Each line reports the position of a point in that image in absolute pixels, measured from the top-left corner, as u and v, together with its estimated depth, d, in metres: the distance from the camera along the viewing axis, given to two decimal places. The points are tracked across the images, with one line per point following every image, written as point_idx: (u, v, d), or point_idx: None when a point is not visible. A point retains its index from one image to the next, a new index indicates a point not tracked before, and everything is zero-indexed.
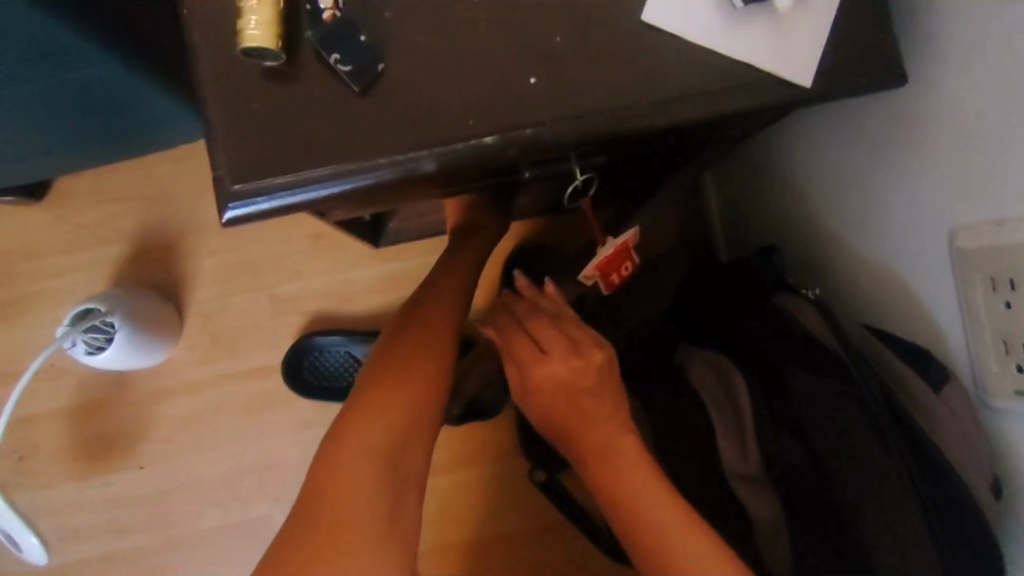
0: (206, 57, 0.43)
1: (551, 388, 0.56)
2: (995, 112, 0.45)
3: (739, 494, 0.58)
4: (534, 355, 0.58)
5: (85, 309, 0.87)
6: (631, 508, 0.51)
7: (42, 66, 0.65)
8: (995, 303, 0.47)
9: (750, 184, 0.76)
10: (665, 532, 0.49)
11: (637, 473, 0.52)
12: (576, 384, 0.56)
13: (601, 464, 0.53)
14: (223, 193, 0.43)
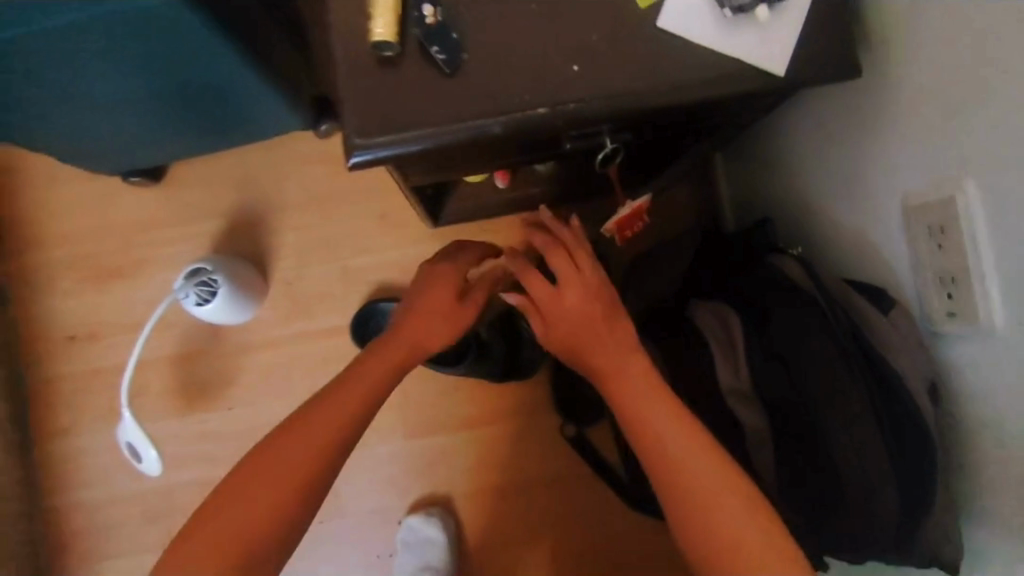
0: (341, 48, 0.59)
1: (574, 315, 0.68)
2: (926, 99, 0.59)
3: (733, 408, 0.71)
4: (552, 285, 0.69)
5: (195, 268, 1.04)
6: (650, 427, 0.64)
7: (192, 65, 0.84)
8: (932, 247, 0.60)
9: (753, 169, 0.90)
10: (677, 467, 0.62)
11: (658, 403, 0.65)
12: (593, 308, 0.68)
13: (625, 386, 0.66)
14: (349, 144, 0.59)
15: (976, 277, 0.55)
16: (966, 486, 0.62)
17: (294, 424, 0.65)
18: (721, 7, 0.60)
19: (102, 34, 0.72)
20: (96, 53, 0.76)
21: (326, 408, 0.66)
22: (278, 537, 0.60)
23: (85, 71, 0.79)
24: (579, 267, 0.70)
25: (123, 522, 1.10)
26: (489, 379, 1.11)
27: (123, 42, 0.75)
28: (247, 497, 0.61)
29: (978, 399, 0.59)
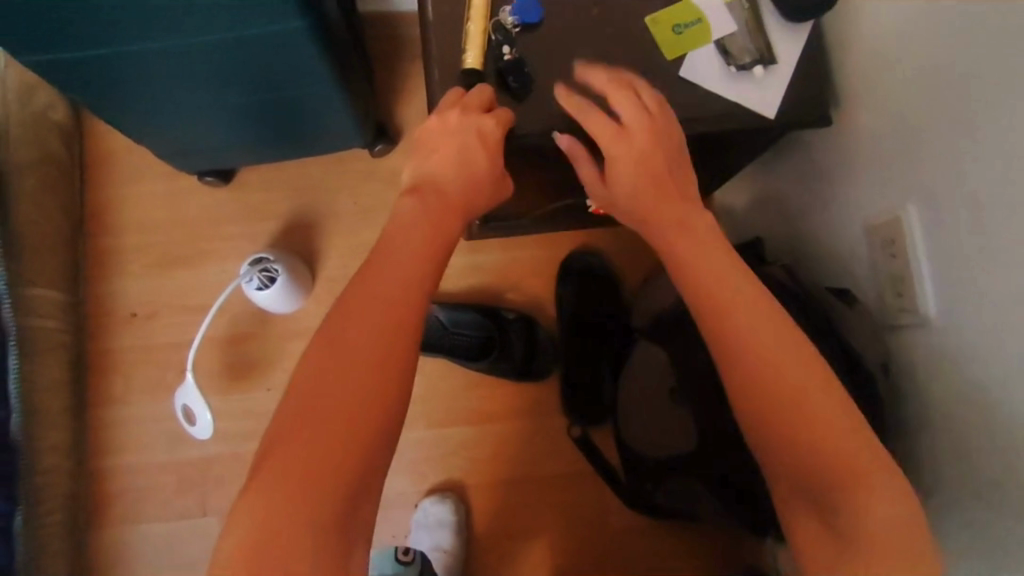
0: (438, 73, 0.77)
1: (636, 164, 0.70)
2: (880, 144, 0.77)
3: None
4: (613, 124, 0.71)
5: (259, 257, 1.19)
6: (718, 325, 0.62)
7: (288, 81, 1.01)
8: (887, 256, 0.78)
9: (746, 201, 1.09)
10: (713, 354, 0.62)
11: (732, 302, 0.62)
12: (665, 127, 0.71)
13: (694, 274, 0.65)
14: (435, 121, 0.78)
15: (917, 278, 0.73)
16: (914, 454, 0.77)
17: (334, 342, 0.57)
18: (729, 65, 0.78)
19: (235, 48, 0.89)
20: (219, 66, 0.93)
21: (382, 275, 0.61)
22: (354, 462, 0.54)
23: (208, 80, 0.96)
24: (641, 98, 0.72)
25: (160, 487, 1.19)
26: (506, 378, 1.26)
27: (243, 58, 0.92)
28: (329, 388, 0.56)
29: (920, 380, 0.75)
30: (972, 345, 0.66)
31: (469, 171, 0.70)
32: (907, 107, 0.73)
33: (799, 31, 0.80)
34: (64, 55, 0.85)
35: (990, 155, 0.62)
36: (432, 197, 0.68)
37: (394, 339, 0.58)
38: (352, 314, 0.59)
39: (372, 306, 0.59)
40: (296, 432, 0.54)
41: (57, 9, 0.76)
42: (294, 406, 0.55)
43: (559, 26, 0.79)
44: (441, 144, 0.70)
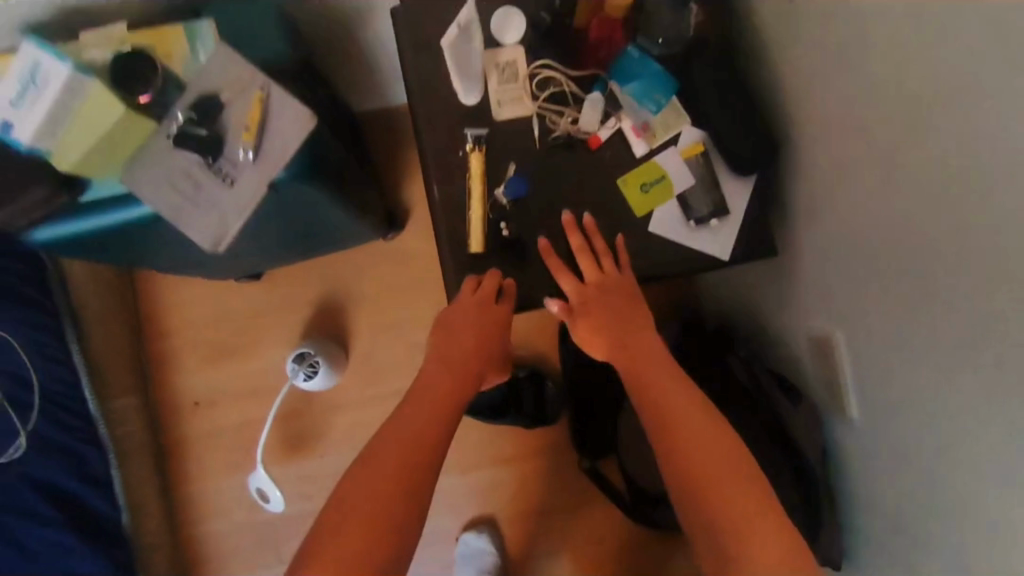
0: (447, 250, 0.93)
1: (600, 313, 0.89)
2: (817, 275, 0.95)
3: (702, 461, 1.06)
4: (577, 280, 0.90)
5: (302, 352, 1.40)
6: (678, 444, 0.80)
7: (319, 229, 1.14)
8: (823, 363, 0.97)
9: (719, 282, 1.27)
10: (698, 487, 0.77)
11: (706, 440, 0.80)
12: (621, 284, 0.90)
13: (664, 399, 0.83)
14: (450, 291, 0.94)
15: (844, 388, 0.93)
16: (853, 511, 0.98)
17: (364, 467, 0.76)
18: (688, 218, 0.94)
19: (281, 225, 1.01)
20: (263, 237, 1.05)
21: (407, 417, 0.80)
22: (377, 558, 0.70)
23: (256, 246, 1.09)
24: (601, 261, 0.91)
25: (243, 547, 1.42)
26: (522, 426, 1.46)
27: (290, 226, 1.05)
28: (365, 495, 0.74)
29: (852, 460, 0.95)
30: (884, 448, 0.87)
31: (480, 336, 0.87)
32: (833, 255, 0.90)
33: (746, 180, 0.95)
34: (134, 257, 0.99)
35: (887, 319, 0.81)
36: (448, 358, 0.85)
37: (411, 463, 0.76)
38: (384, 444, 0.78)
39: (397, 440, 0.78)
40: (336, 530, 0.71)
41: (130, 246, 0.91)
42: (337, 512, 0.73)
43: (545, 197, 0.94)
44: (456, 315, 0.87)
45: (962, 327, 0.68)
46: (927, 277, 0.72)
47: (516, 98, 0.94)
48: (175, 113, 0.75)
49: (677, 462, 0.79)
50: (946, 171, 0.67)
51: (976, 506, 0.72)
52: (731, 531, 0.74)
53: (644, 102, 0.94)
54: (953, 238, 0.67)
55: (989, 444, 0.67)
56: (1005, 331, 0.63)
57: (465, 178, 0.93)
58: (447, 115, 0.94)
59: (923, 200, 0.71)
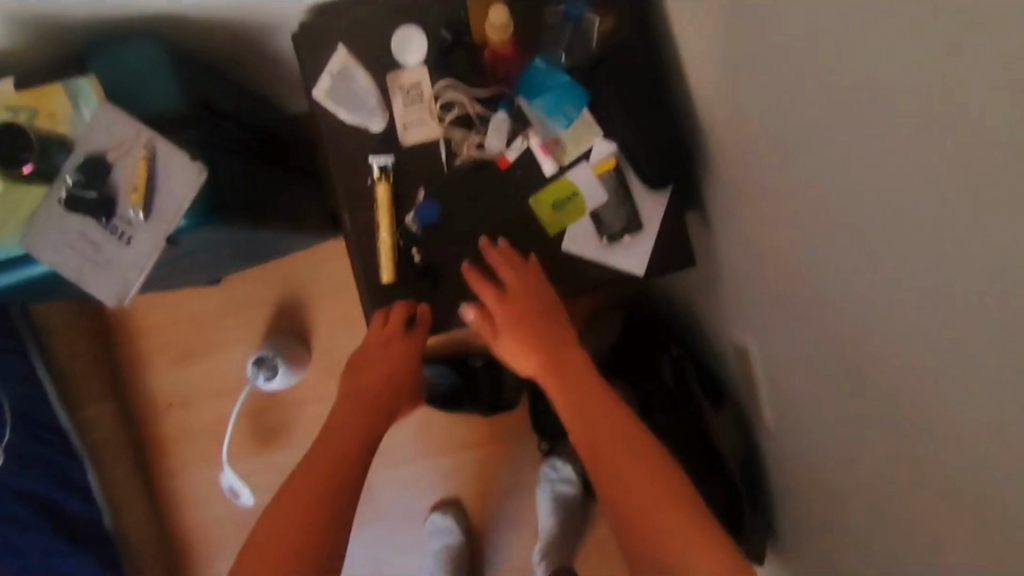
0: (362, 278, 0.94)
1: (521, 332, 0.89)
2: (735, 286, 0.96)
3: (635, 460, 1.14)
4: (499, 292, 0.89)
5: (260, 357, 1.44)
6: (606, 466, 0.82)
7: (257, 250, 1.16)
8: (744, 370, 1.00)
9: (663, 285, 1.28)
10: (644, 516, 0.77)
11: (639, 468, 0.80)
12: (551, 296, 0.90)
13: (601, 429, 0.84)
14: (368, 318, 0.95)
15: (761, 396, 0.96)
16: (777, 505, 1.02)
17: (284, 497, 0.81)
18: (602, 236, 0.94)
19: (216, 258, 1.06)
20: (199, 269, 1.08)
21: (324, 449, 0.85)
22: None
23: (196, 274, 1.13)
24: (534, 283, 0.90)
25: (226, 533, 1.51)
26: (480, 413, 1.50)
27: (225, 257, 1.08)
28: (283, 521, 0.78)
29: (774, 460, 0.98)
30: (796, 455, 0.91)
31: (386, 368, 0.91)
32: (748, 270, 0.91)
33: (660, 194, 0.94)
34: (71, 291, 1.03)
35: (793, 338, 0.83)
36: (359, 392, 0.90)
37: (322, 489, 0.80)
38: (304, 476, 0.82)
39: (314, 470, 0.82)
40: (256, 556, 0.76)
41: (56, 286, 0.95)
42: (259, 542, 0.77)
43: (457, 220, 0.93)
44: (364, 351, 0.91)
45: (847, 359, 0.71)
46: (819, 308, 0.74)
47: (421, 121, 0.92)
48: (64, 174, 0.78)
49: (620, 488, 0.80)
50: (821, 212, 0.67)
51: (873, 517, 0.76)
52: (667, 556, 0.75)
53: (555, 116, 0.92)
54: (836, 277, 0.68)
55: (881, 467, 0.70)
56: (879, 370, 0.65)
57: (373, 207, 0.92)
58: (352, 141, 0.93)
59: (807, 234, 0.71)
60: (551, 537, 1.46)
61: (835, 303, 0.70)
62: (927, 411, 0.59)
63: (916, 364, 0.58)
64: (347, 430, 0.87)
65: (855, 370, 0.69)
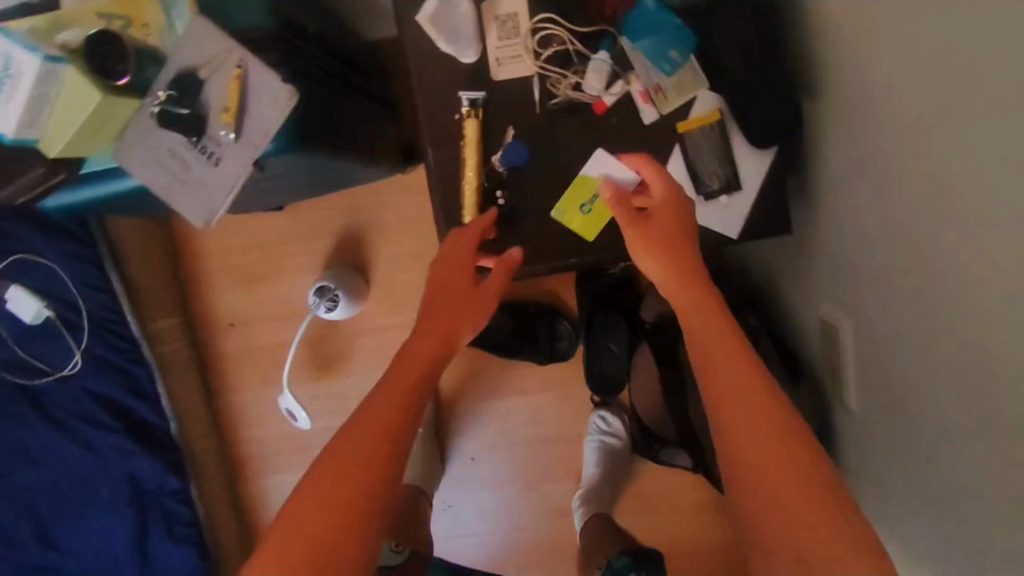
0: (441, 218, 0.91)
1: (659, 266, 0.76)
2: (830, 259, 0.90)
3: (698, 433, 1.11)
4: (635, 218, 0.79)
5: (323, 287, 1.45)
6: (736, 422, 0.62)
7: (328, 182, 1.14)
8: (829, 347, 0.95)
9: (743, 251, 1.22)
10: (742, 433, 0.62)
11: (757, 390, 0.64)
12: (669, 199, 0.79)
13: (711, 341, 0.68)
14: None
15: (844, 375, 0.91)
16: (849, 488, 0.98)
17: (353, 419, 0.67)
18: (698, 193, 0.88)
19: (290, 187, 1.04)
20: (271, 198, 1.08)
21: (401, 369, 0.72)
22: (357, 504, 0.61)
23: (268, 203, 1.12)
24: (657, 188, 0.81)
25: (278, 452, 1.55)
26: (534, 361, 1.48)
27: (297, 188, 1.07)
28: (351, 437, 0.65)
29: (851, 442, 0.94)
30: (877, 440, 0.87)
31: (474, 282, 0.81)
32: (848, 244, 0.85)
33: (765, 153, 0.88)
34: (142, 209, 1.03)
35: (888, 322, 0.78)
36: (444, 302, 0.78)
37: (395, 408, 0.67)
38: (378, 394, 0.69)
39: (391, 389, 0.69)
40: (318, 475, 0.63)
41: (132, 203, 0.95)
42: (323, 459, 0.64)
43: (544, 165, 0.89)
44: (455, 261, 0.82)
45: (953, 354, 0.66)
46: (930, 293, 0.69)
47: (516, 56, 0.87)
48: (155, 91, 0.76)
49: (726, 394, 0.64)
50: (952, 192, 0.61)
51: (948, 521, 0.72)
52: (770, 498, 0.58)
53: (659, 62, 0.86)
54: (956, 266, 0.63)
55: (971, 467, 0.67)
56: (991, 370, 0.61)
57: (459, 144, 0.89)
58: (441, 74, 0.89)
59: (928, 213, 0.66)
60: (592, 485, 1.45)
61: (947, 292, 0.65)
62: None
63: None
64: (431, 346, 0.74)
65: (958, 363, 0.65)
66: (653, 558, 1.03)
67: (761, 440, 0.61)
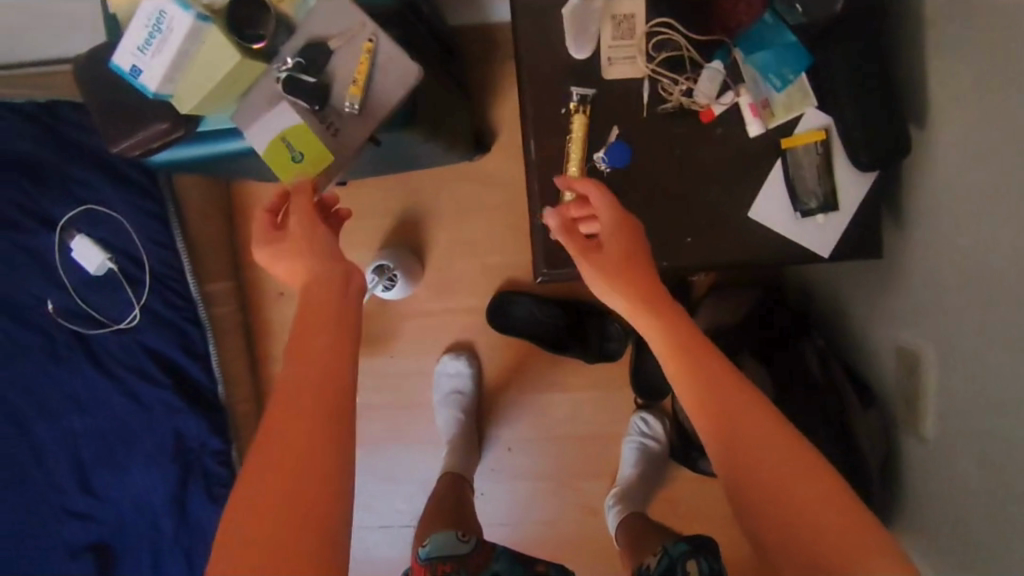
0: (537, 210, 0.91)
1: (627, 293, 0.68)
2: (915, 289, 0.91)
3: None
4: (591, 246, 0.73)
5: (381, 265, 1.46)
6: (749, 438, 0.57)
7: (409, 162, 1.15)
8: (905, 375, 0.96)
9: (811, 273, 1.24)
10: (758, 464, 0.55)
11: (757, 413, 0.58)
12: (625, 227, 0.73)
13: (701, 377, 0.61)
14: (538, 268, 0.93)
15: (920, 404, 0.92)
16: (911, 515, 0.98)
17: (277, 406, 0.55)
18: (796, 211, 0.89)
19: (379, 162, 1.05)
20: (360, 172, 1.10)
21: (307, 333, 0.59)
22: (319, 507, 0.51)
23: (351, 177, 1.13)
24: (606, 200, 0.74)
25: None
26: (581, 360, 1.49)
27: (384, 164, 1.09)
28: (286, 433, 0.53)
29: (919, 470, 0.95)
30: (946, 470, 0.88)
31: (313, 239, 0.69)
32: (939, 276, 0.86)
33: (866, 177, 0.88)
34: (227, 170, 1.03)
35: (973, 355, 0.79)
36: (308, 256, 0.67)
37: (319, 391, 0.56)
38: (298, 370, 0.57)
39: (306, 362, 0.57)
40: (262, 477, 0.52)
41: (224, 164, 0.95)
42: (269, 455, 0.52)
43: (645, 167, 0.89)
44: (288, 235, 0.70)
45: None
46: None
47: (628, 57, 0.88)
48: (284, 57, 0.76)
49: (725, 432, 0.58)
50: None
51: (1013, 554, 0.73)
52: (810, 535, 0.51)
53: (770, 77, 0.88)
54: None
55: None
56: None
57: (564, 138, 0.90)
58: (552, 67, 0.90)
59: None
60: (627, 486, 1.46)
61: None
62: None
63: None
64: (331, 308, 0.62)
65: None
66: (711, 547, 1.01)
67: (788, 466, 0.55)
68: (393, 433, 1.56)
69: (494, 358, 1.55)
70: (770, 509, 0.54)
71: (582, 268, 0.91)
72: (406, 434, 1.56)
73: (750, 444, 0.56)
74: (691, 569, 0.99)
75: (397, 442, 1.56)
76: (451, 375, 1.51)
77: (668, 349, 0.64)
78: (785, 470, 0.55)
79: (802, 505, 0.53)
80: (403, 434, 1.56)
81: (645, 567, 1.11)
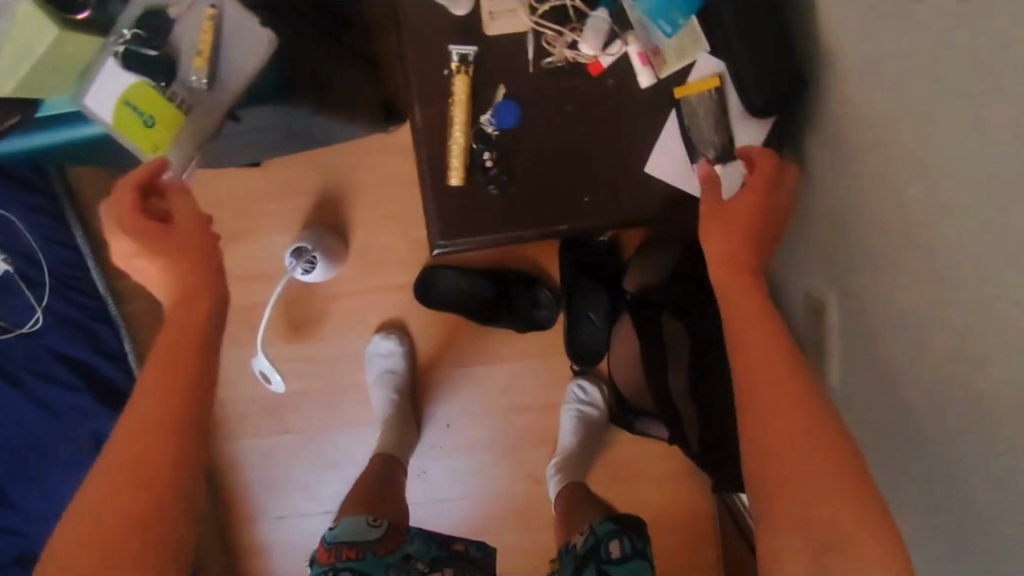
0: (427, 178, 0.87)
1: (730, 242, 0.74)
2: (819, 236, 0.90)
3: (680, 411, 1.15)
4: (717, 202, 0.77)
5: (299, 248, 1.40)
6: (794, 417, 0.62)
7: (307, 138, 1.10)
8: (814, 324, 0.95)
9: None
10: (789, 446, 0.61)
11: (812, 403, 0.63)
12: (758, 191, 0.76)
13: (774, 347, 0.66)
14: (433, 240, 0.87)
15: (828, 353, 0.92)
16: None
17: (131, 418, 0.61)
18: (692, 161, 0.85)
19: (266, 140, 0.99)
20: (248, 152, 1.04)
21: (165, 352, 0.64)
22: (150, 511, 0.58)
23: (243, 157, 1.07)
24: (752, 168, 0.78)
25: (250, 415, 1.52)
26: (513, 329, 1.46)
27: (274, 143, 1.04)
28: (131, 446, 0.60)
29: None
30: (854, 417, 0.88)
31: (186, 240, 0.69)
32: (837, 221, 0.84)
33: (762, 123, 0.85)
34: (94, 154, 0.96)
35: (874, 295, 0.78)
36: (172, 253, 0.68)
37: (172, 410, 0.62)
38: (151, 386, 0.63)
39: (160, 380, 0.63)
40: (103, 486, 0.58)
41: (86, 148, 0.88)
42: (111, 463, 0.59)
43: (535, 126, 0.85)
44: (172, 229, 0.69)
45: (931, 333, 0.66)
46: (913, 276, 0.68)
47: (511, 10, 0.84)
48: (120, 29, 0.70)
49: (770, 404, 0.64)
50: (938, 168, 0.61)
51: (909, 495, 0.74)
52: (812, 511, 0.59)
53: (659, 23, 0.84)
54: (937, 235, 0.63)
55: (950, 444, 0.66)
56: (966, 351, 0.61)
57: (448, 101, 0.85)
58: (432, 26, 0.85)
59: (908, 181, 0.66)
60: (568, 454, 1.45)
61: (929, 266, 0.65)
62: (1012, 389, 0.55)
63: (1016, 335, 0.54)
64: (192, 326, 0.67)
65: (935, 339, 0.65)
66: (637, 526, 1.11)
67: (815, 456, 0.61)
68: (328, 418, 1.52)
69: (428, 335, 1.52)
70: (785, 479, 0.61)
71: (477, 237, 0.86)
72: (343, 418, 1.52)
73: (788, 422, 0.62)
74: (615, 549, 1.09)
75: (334, 428, 1.52)
76: (383, 355, 1.47)
77: (752, 307, 0.70)
78: (806, 456, 0.61)
79: (810, 487, 0.60)
80: (340, 418, 1.52)
81: (571, 546, 1.16)
